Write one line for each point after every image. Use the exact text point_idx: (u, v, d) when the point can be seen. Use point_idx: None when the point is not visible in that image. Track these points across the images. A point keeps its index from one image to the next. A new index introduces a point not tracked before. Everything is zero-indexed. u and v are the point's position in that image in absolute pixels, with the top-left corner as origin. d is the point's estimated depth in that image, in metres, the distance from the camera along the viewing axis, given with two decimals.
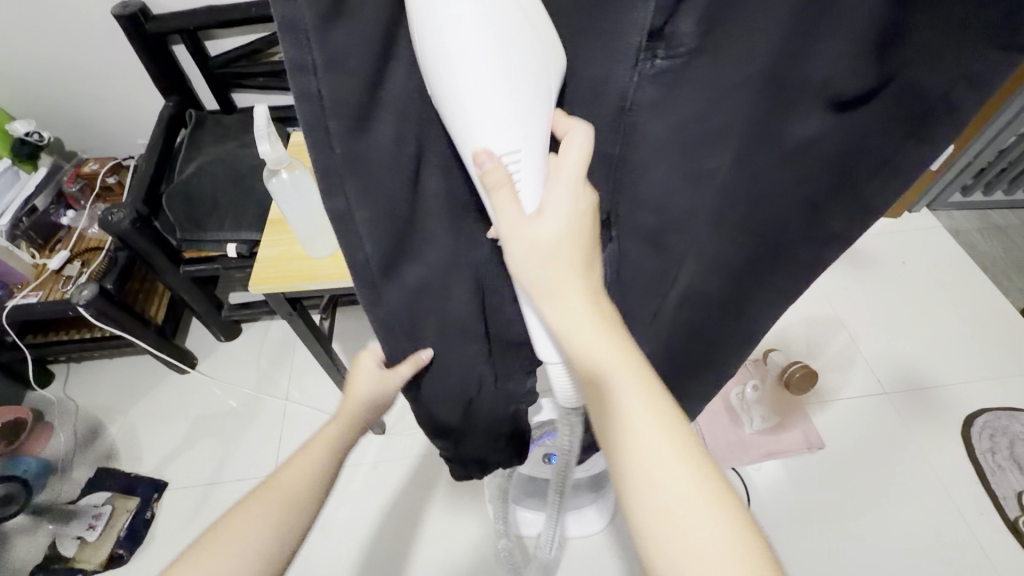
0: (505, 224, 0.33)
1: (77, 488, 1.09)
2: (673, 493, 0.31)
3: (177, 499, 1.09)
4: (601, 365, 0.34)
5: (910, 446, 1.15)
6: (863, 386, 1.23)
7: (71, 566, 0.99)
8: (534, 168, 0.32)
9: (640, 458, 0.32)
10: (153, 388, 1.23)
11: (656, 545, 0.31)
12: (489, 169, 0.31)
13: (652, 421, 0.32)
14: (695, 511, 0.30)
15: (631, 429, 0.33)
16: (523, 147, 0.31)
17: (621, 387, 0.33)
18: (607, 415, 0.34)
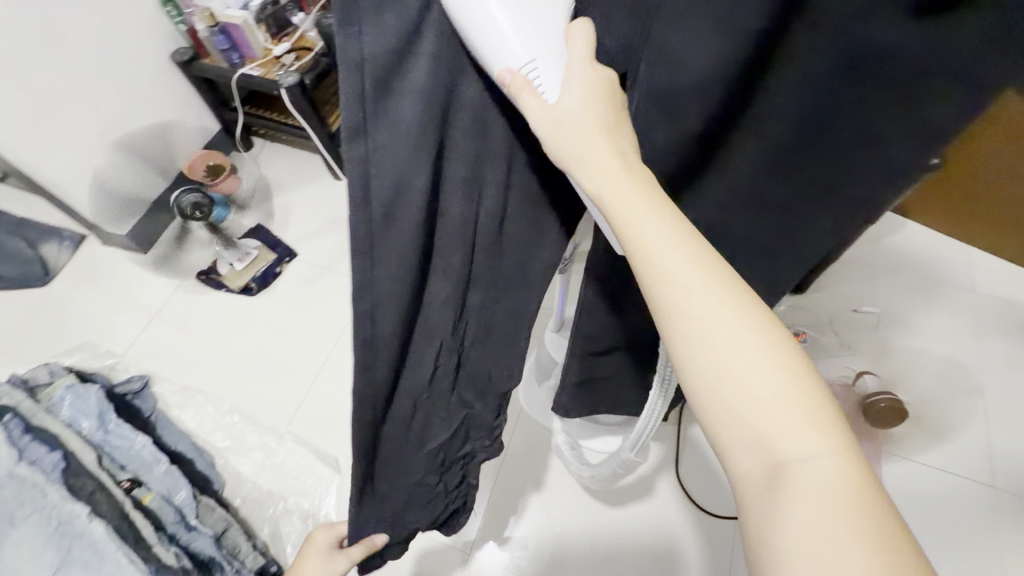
0: (533, 119, 0.33)
1: (241, 231, 1.39)
2: (691, 293, 0.33)
3: (299, 268, 1.35)
4: (625, 211, 0.34)
5: (986, 548, 0.98)
6: (968, 467, 1.04)
7: (222, 281, 1.31)
8: (549, 67, 0.33)
9: (670, 289, 0.33)
10: (312, 181, 1.48)
11: (700, 373, 0.33)
12: (510, 74, 0.32)
13: (674, 250, 0.33)
14: (720, 317, 0.33)
15: (667, 268, 0.34)
16: (537, 54, 0.33)
17: (644, 227, 0.34)
18: (643, 265, 0.34)
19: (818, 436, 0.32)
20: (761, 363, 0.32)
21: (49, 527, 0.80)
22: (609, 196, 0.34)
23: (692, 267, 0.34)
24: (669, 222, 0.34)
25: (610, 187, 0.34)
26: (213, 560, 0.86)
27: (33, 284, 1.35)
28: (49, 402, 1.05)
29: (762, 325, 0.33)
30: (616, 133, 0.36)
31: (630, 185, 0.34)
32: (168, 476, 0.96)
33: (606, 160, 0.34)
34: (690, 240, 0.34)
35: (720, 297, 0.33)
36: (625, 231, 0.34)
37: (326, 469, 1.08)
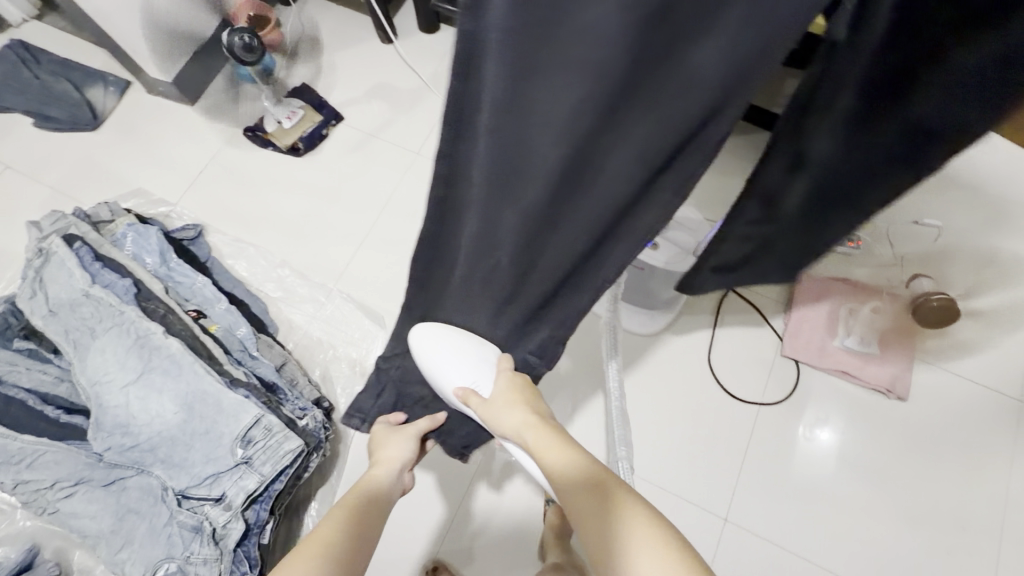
0: (476, 409, 0.65)
1: (287, 89, 1.35)
2: (587, 523, 0.55)
3: (347, 133, 1.32)
4: (543, 457, 0.60)
5: (998, 452, 1.02)
6: (998, 379, 1.06)
7: (270, 139, 1.30)
8: (486, 380, 0.66)
9: (574, 500, 0.57)
10: (358, 43, 1.40)
11: (601, 557, 0.53)
12: (461, 390, 0.66)
13: (574, 474, 0.58)
14: (615, 527, 0.52)
15: (554, 478, 0.59)
16: (475, 375, 0.66)
17: (548, 448, 0.61)
18: (548, 468, 0.60)
19: (675, 565, 0.49)
20: (646, 558, 0.49)
21: (129, 339, 0.88)
22: (535, 445, 0.61)
23: (591, 507, 0.55)
24: (566, 451, 0.60)
25: (535, 439, 0.61)
26: (277, 385, 0.92)
27: (82, 128, 1.34)
28: (112, 237, 1.08)
29: (631, 516, 0.53)
30: (530, 408, 0.64)
31: (546, 438, 0.62)
32: (229, 313, 0.99)
33: (527, 416, 0.63)
34: (581, 460, 0.59)
35: (621, 519, 0.53)
36: (547, 462, 0.60)
37: (371, 325, 1.14)
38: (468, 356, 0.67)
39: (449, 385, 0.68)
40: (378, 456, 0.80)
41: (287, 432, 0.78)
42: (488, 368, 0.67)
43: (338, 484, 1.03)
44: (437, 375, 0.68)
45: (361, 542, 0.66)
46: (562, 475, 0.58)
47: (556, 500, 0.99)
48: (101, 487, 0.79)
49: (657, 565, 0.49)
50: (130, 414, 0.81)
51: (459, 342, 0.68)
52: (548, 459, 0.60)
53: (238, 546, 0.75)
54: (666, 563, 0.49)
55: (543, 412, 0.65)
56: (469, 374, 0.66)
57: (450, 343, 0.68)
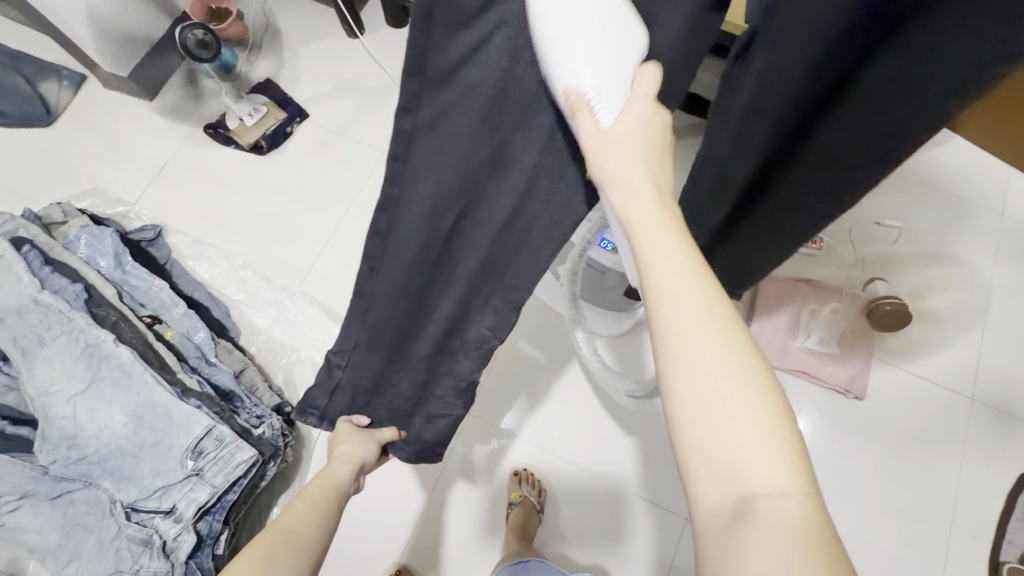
0: (585, 135, 0.37)
1: (250, 85, 1.32)
2: (700, 345, 0.33)
3: (311, 130, 1.30)
4: (647, 251, 0.36)
5: (952, 450, 1.05)
6: (953, 378, 1.09)
7: (232, 137, 1.27)
8: (615, 92, 0.37)
9: (681, 330, 0.34)
10: (324, 38, 1.37)
11: (685, 431, 0.33)
12: (576, 92, 0.36)
13: (697, 303, 0.34)
14: (717, 368, 0.33)
15: (666, 279, 0.35)
16: (604, 75, 0.36)
17: (656, 243, 0.36)
18: (648, 271, 0.36)
19: (782, 478, 0.32)
20: (752, 433, 0.32)
21: (78, 347, 0.85)
22: (636, 221, 0.37)
23: (709, 328, 0.34)
24: (687, 256, 0.36)
25: (640, 212, 0.37)
26: (233, 392, 0.91)
27: (35, 124, 1.30)
28: (65, 240, 1.04)
29: (750, 383, 0.33)
30: (658, 175, 0.39)
31: (654, 217, 0.37)
32: (186, 317, 0.97)
33: (645, 184, 0.38)
34: (703, 283, 0.35)
35: (732, 370, 0.33)
36: (645, 256, 0.36)
37: (336, 328, 1.13)
38: (605, 50, 0.35)
39: (556, 84, 0.36)
40: (338, 451, 0.76)
41: (239, 443, 0.77)
42: (623, 80, 0.37)
43: (301, 490, 1.02)
44: (545, 61, 0.35)
45: (322, 542, 0.68)
46: (670, 300, 0.35)
47: (520, 503, 0.99)
48: (48, 500, 0.77)
49: (759, 447, 0.32)
50: (77, 426, 0.79)
51: (616, 30, 0.36)
52: (653, 254, 0.36)
53: (190, 558, 0.74)
54: (773, 450, 0.32)
55: (667, 187, 0.39)
56: (593, 69, 0.35)
57: (605, 27, 0.35)
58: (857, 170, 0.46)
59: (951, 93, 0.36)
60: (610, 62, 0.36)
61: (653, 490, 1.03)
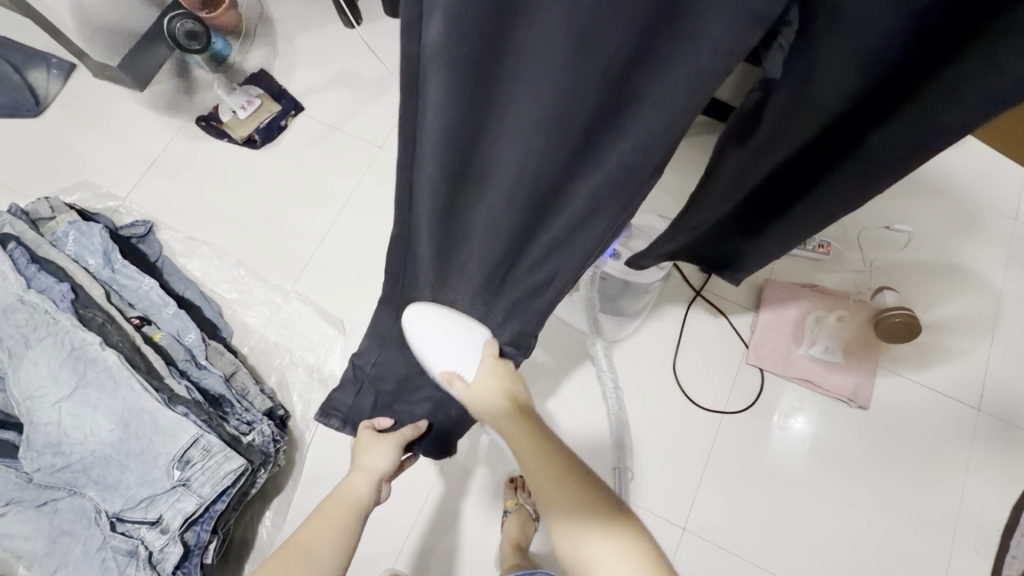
0: (461, 391, 0.62)
1: (243, 76, 1.28)
2: (571, 522, 0.55)
3: (307, 124, 1.26)
4: (534, 482, 0.57)
5: (956, 462, 1.03)
6: (960, 388, 1.06)
7: (225, 130, 1.24)
8: (470, 362, 0.62)
9: (563, 536, 0.56)
10: (320, 28, 1.33)
11: (575, 545, 0.55)
12: (446, 372, 0.62)
13: (548, 480, 0.56)
14: (585, 530, 0.55)
15: (542, 482, 0.57)
16: (460, 359, 0.61)
17: (533, 464, 0.57)
18: (532, 489, 0.57)
19: (625, 564, 0.53)
20: (611, 555, 0.54)
21: (64, 350, 0.83)
22: (510, 437, 0.59)
23: (572, 513, 0.55)
24: (538, 446, 0.58)
25: (512, 432, 0.59)
26: (223, 397, 0.89)
27: (23, 114, 1.26)
28: (52, 236, 1.02)
29: (589, 502, 0.56)
30: (509, 386, 0.62)
31: (525, 441, 0.59)
32: (177, 318, 0.95)
33: (506, 402, 0.60)
34: (571, 483, 0.56)
35: (596, 524, 0.55)
36: (526, 466, 0.58)
37: (331, 329, 1.11)
38: (455, 345, 0.61)
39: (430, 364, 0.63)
40: (359, 461, 0.72)
41: (227, 452, 0.75)
42: (473, 353, 0.62)
43: (293, 494, 1.01)
44: (421, 354, 0.63)
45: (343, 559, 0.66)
46: (547, 505, 0.56)
47: (515, 511, 0.98)
48: (34, 507, 0.76)
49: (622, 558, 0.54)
50: (62, 432, 0.77)
51: (463, 322, 0.62)
52: (526, 462, 0.58)
53: (177, 568, 0.73)
54: (632, 554, 0.54)
55: (518, 392, 0.62)
56: (453, 358, 0.61)
57: (449, 330, 0.61)
58: (904, 160, 0.50)
59: (970, 83, 0.41)
60: (461, 346, 0.62)
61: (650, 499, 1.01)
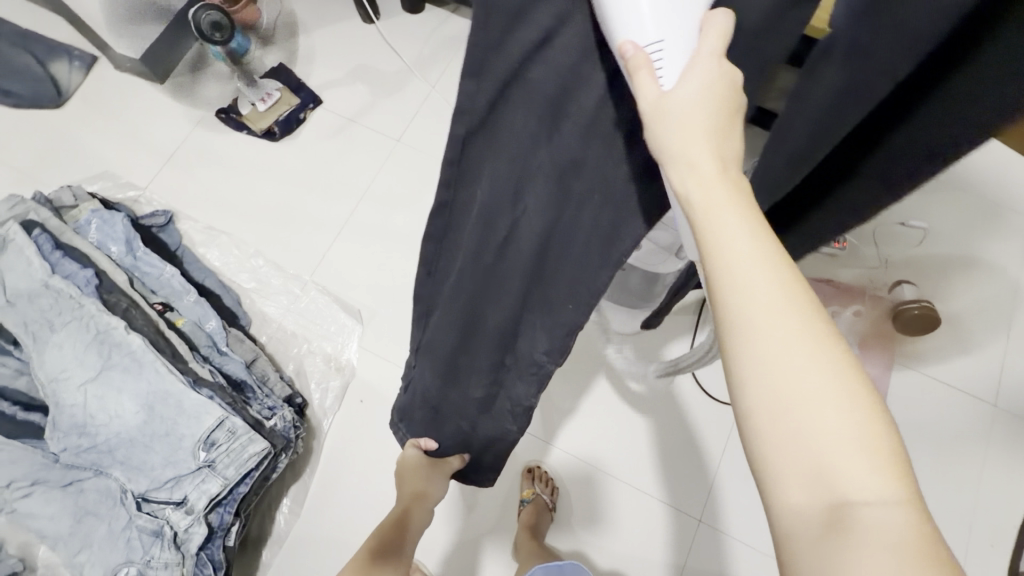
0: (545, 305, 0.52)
1: (263, 69, 1.29)
2: (777, 341, 0.29)
3: (324, 117, 1.27)
4: (727, 285, 0.30)
5: (973, 457, 1.03)
6: (977, 383, 1.06)
7: (244, 122, 1.25)
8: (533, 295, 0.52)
9: (748, 315, 0.30)
10: (337, 22, 1.34)
11: (757, 393, 0.29)
12: (631, 48, 0.28)
13: (767, 288, 0.29)
14: (797, 354, 0.29)
15: (733, 275, 0.30)
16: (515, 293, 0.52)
17: (727, 236, 0.30)
18: (727, 295, 0.30)
19: (871, 465, 0.28)
20: (824, 390, 0.28)
21: (89, 333, 0.84)
22: (703, 208, 0.31)
23: (779, 330, 0.29)
24: (758, 240, 0.30)
25: (703, 191, 0.31)
26: (244, 382, 0.89)
27: (46, 106, 1.28)
28: (76, 223, 1.02)
29: (793, 284, 0.30)
30: (725, 142, 0.31)
31: (715, 202, 0.30)
32: (198, 306, 0.95)
33: (708, 155, 0.31)
34: (790, 290, 0.30)
35: (805, 353, 0.29)
36: (711, 237, 0.31)
37: (348, 319, 1.11)
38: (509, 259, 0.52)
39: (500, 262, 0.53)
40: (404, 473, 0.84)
41: (251, 435, 0.76)
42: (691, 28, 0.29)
43: (312, 483, 1.02)
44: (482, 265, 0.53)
45: None
46: (754, 373, 0.29)
47: (532, 501, 0.98)
48: (59, 488, 0.76)
49: (850, 452, 0.28)
50: (88, 414, 0.78)
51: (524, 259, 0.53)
52: (719, 266, 0.30)
53: (201, 549, 0.73)
54: (875, 470, 0.28)
55: (739, 163, 0.32)
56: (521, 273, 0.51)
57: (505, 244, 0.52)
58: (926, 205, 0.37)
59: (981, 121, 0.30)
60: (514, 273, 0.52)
61: (665, 490, 1.01)
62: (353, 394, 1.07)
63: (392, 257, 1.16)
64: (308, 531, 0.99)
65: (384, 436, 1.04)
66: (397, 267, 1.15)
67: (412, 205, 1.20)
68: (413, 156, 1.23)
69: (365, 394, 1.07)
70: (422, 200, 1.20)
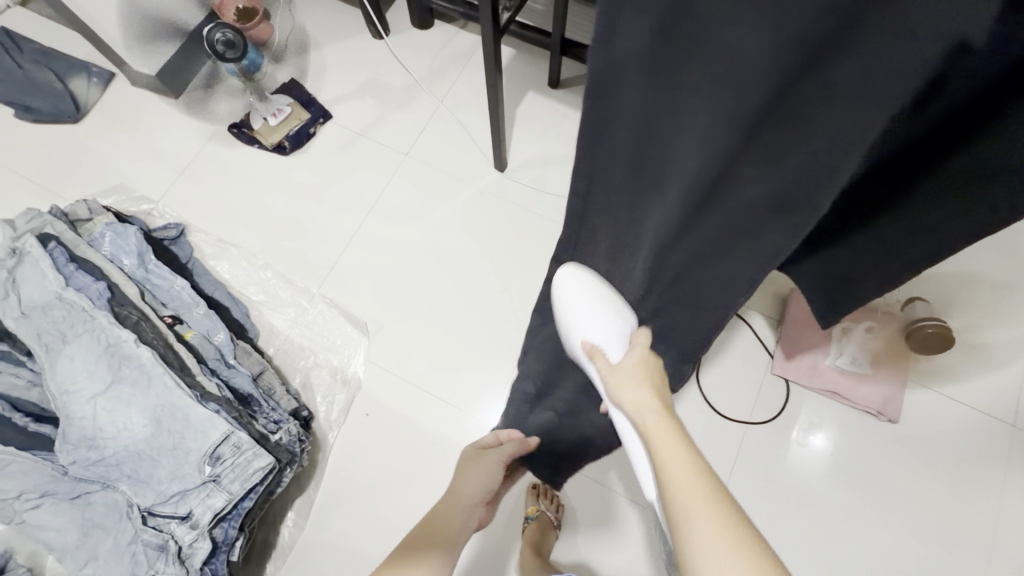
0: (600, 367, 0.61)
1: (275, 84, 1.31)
2: (707, 532, 0.41)
3: (334, 131, 1.29)
4: (670, 479, 0.45)
5: (990, 479, 1.00)
6: (994, 402, 1.04)
7: (255, 136, 1.27)
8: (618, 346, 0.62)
9: (686, 509, 0.43)
10: (348, 38, 1.36)
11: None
12: (590, 345, 0.63)
13: (697, 484, 0.44)
14: (731, 548, 0.40)
15: (672, 478, 0.45)
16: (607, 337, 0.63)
17: (670, 443, 0.48)
18: (671, 500, 0.44)
19: None
20: None
21: (100, 346, 0.85)
22: (649, 425, 0.51)
23: (710, 520, 0.42)
24: (692, 453, 0.47)
25: (649, 418, 0.52)
26: (251, 396, 0.90)
27: (64, 120, 1.30)
28: (91, 236, 1.04)
29: (718, 493, 0.44)
30: (655, 390, 0.55)
31: (657, 421, 0.51)
32: (207, 318, 0.96)
33: (648, 397, 0.54)
34: (720, 498, 0.43)
35: (734, 549, 0.40)
36: (660, 461, 0.47)
37: (354, 332, 1.12)
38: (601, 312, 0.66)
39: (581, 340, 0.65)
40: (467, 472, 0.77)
41: (256, 450, 0.76)
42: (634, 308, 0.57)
43: (316, 496, 1.02)
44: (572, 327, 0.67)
45: None
46: (694, 558, 0.41)
47: (536, 517, 0.97)
48: (67, 500, 0.77)
49: None
50: (96, 427, 0.79)
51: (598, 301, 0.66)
52: (665, 470, 0.46)
53: (205, 564, 0.74)
54: None
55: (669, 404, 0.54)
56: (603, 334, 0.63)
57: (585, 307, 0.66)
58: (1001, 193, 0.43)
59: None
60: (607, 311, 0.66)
61: None
62: (359, 408, 1.07)
63: (399, 270, 1.16)
64: (311, 545, 0.99)
65: (388, 450, 1.04)
66: (403, 280, 1.16)
67: (419, 218, 1.20)
68: (420, 171, 1.24)
69: (370, 407, 1.07)
70: (430, 213, 1.21)
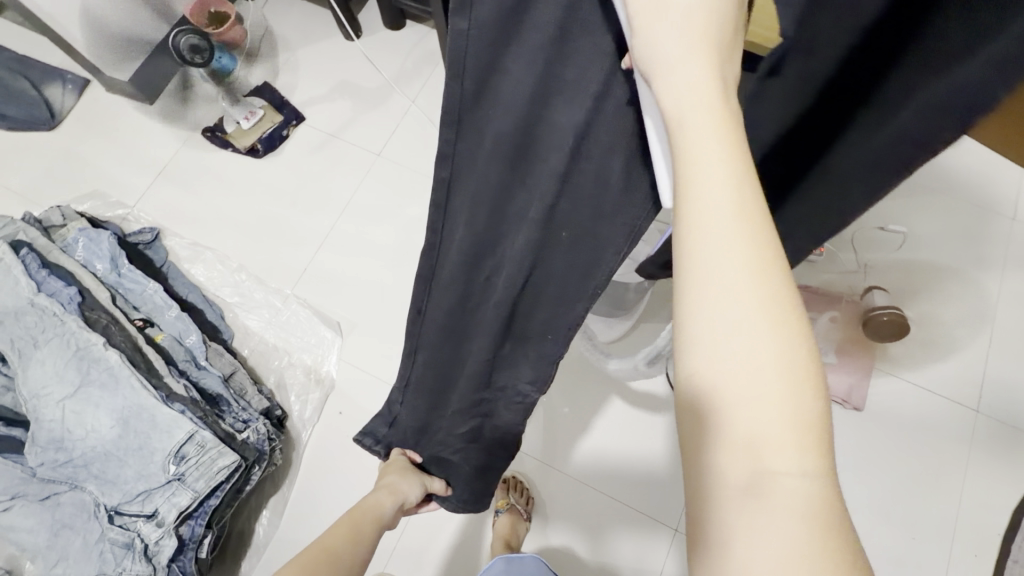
0: None
1: (248, 88, 1.32)
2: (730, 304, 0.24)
3: (307, 133, 1.30)
4: (707, 187, 0.25)
5: (954, 464, 1.01)
6: (958, 388, 1.05)
7: (229, 139, 1.28)
8: None
9: (710, 303, 0.24)
10: (320, 40, 1.37)
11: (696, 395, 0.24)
12: None
13: (747, 250, 0.24)
14: (763, 327, 0.23)
15: (703, 189, 0.25)
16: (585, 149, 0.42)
17: (714, 176, 0.24)
18: (698, 262, 0.24)
19: (802, 460, 0.22)
20: (777, 410, 0.23)
21: (69, 350, 0.86)
22: (692, 120, 0.25)
23: (745, 285, 0.24)
24: (754, 207, 0.25)
25: (700, 99, 0.25)
26: (220, 396, 0.91)
27: (40, 128, 1.32)
28: (64, 242, 1.05)
29: (782, 291, 0.24)
30: (723, 77, 0.26)
31: (719, 138, 0.24)
32: (179, 320, 0.97)
33: (708, 69, 0.25)
34: (767, 264, 0.25)
35: (763, 327, 0.24)
36: (705, 172, 0.24)
37: (327, 332, 1.13)
38: None
39: None
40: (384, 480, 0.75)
41: (221, 448, 0.78)
42: (626, 30, 0.26)
43: (291, 494, 1.03)
44: None
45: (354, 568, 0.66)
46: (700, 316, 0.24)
47: (507, 510, 0.98)
48: (38, 501, 0.79)
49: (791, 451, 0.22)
50: (65, 429, 0.80)
51: None
52: (694, 179, 0.25)
53: (172, 561, 0.75)
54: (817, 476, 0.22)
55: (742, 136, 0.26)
56: None
57: None
58: None
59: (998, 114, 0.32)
60: None
61: (640, 499, 1.00)
62: (333, 406, 1.08)
63: (371, 269, 1.18)
64: (286, 542, 1.00)
65: (361, 448, 1.05)
66: (376, 279, 1.17)
67: (392, 217, 1.22)
68: (393, 170, 1.25)
69: (344, 405, 1.08)
70: (402, 212, 1.22)
